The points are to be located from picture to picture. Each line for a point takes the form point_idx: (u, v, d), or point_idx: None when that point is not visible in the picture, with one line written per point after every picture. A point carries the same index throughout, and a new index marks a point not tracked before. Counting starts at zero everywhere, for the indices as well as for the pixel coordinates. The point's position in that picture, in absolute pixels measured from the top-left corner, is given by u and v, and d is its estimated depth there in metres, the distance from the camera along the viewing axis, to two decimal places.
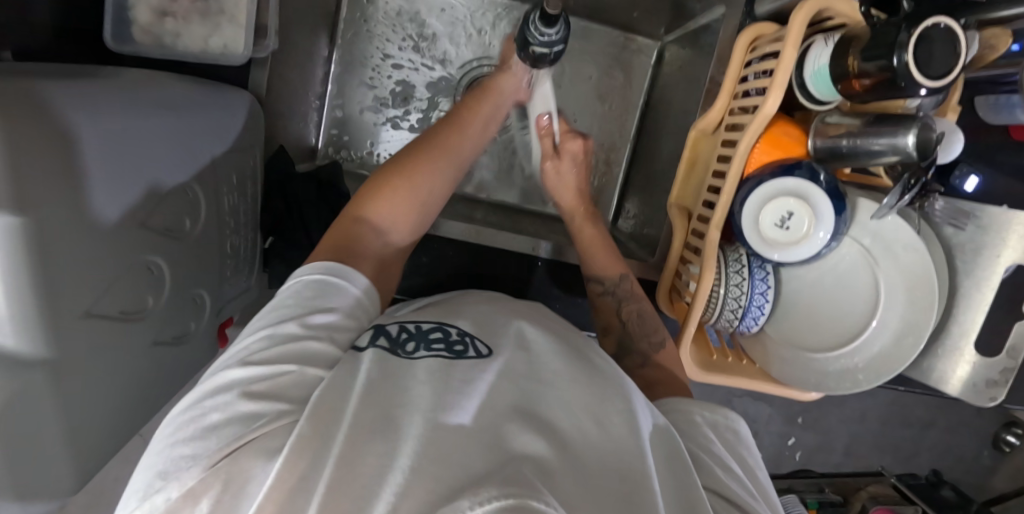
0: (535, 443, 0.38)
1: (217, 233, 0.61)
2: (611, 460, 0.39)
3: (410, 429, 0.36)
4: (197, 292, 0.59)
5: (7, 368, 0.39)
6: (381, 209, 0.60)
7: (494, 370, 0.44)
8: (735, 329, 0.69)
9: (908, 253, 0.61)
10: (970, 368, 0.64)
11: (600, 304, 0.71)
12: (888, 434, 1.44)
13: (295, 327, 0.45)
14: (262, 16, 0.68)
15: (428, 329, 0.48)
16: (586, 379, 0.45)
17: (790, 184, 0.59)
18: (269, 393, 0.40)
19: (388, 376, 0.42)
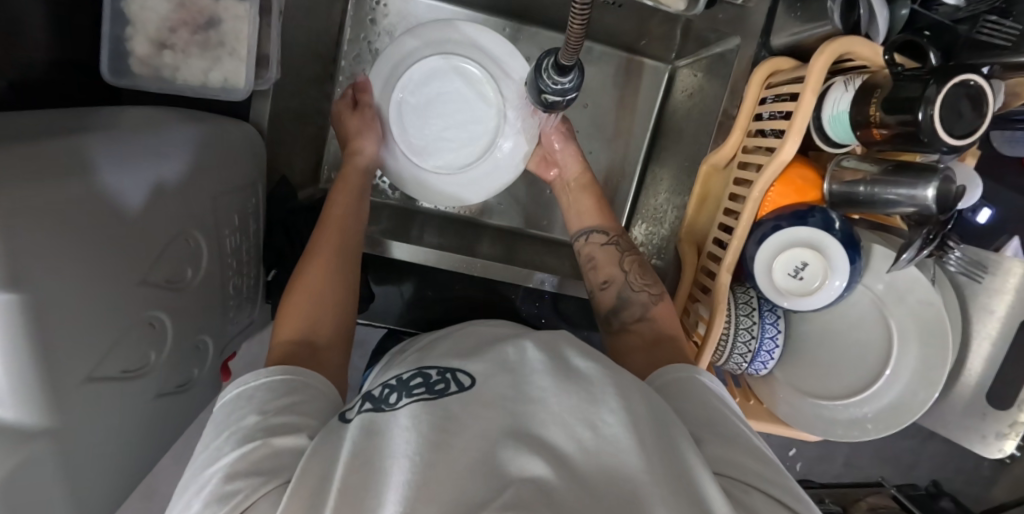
0: (530, 468, 0.36)
1: (219, 276, 0.60)
2: (610, 466, 0.37)
3: (402, 477, 0.36)
4: (199, 337, 0.58)
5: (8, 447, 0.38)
6: (300, 321, 0.53)
7: (478, 399, 0.42)
8: (745, 371, 0.68)
9: (924, 308, 0.60)
10: (981, 421, 0.64)
11: (597, 255, 0.69)
12: (889, 445, 1.46)
13: (255, 417, 0.43)
14: (262, 45, 0.65)
15: (409, 378, 0.47)
16: (568, 379, 0.42)
17: (804, 234, 0.58)
18: (245, 471, 0.39)
19: (377, 430, 0.41)
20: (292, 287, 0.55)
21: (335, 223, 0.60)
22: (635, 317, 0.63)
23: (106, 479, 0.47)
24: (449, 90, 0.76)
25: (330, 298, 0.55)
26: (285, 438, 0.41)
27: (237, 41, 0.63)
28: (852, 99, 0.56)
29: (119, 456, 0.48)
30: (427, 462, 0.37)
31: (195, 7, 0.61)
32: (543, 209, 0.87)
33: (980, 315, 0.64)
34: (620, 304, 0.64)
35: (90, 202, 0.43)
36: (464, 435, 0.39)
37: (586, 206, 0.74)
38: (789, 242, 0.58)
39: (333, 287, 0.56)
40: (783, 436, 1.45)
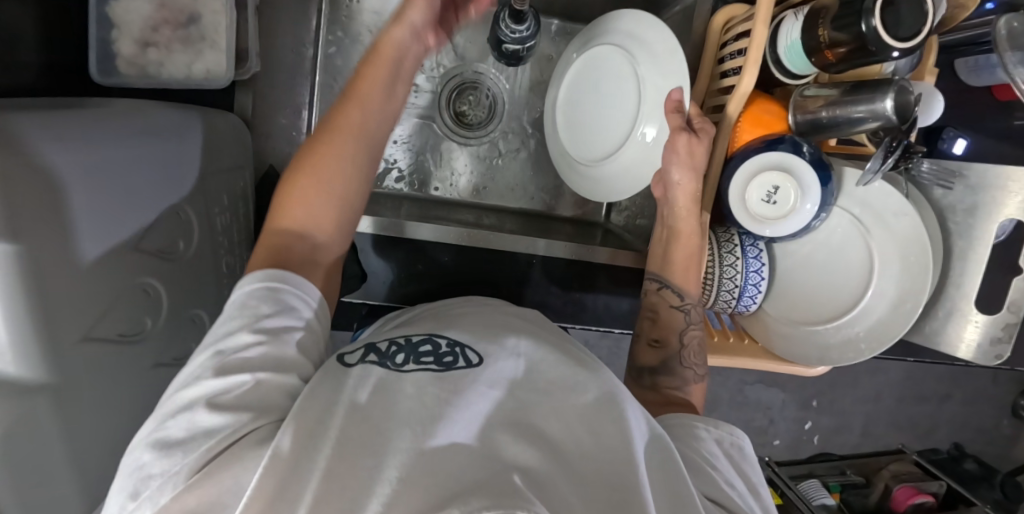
0: (529, 454, 0.35)
1: (210, 254, 0.62)
2: (606, 466, 0.37)
3: (398, 446, 0.34)
4: (195, 311, 0.60)
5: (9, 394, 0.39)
6: (306, 205, 0.50)
7: (486, 377, 0.41)
8: (734, 310, 0.68)
9: (901, 220, 0.61)
10: (980, 328, 0.63)
11: (659, 312, 0.64)
12: (903, 410, 1.53)
13: (248, 337, 0.42)
14: (242, 40, 0.69)
15: (418, 342, 0.45)
16: (578, 388, 0.42)
17: (774, 158, 0.59)
18: (237, 405, 0.38)
19: (378, 383, 0.39)
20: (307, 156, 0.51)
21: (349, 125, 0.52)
22: (672, 384, 0.60)
23: (109, 442, 0.48)
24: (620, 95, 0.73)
25: (334, 183, 0.50)
26: (276, 375, 0.41)
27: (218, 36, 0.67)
28: (802, 26, 0.58)
29: (123, 420, 0.50)
30: (432, 429, 0.35)
31: (175, 5, 0.65)
32: (527, 185, 0.89)
33: (962, 227, 0.64)
34: (663, 369, 0.61)
35: (82, 164, 0.45)
36: (469, 406, 0.38)
37: (677, 256, 0.64)
38: (758, 167, 0.60)
39: (342, 174, 0.51)
40: (798, 411, 1.51)
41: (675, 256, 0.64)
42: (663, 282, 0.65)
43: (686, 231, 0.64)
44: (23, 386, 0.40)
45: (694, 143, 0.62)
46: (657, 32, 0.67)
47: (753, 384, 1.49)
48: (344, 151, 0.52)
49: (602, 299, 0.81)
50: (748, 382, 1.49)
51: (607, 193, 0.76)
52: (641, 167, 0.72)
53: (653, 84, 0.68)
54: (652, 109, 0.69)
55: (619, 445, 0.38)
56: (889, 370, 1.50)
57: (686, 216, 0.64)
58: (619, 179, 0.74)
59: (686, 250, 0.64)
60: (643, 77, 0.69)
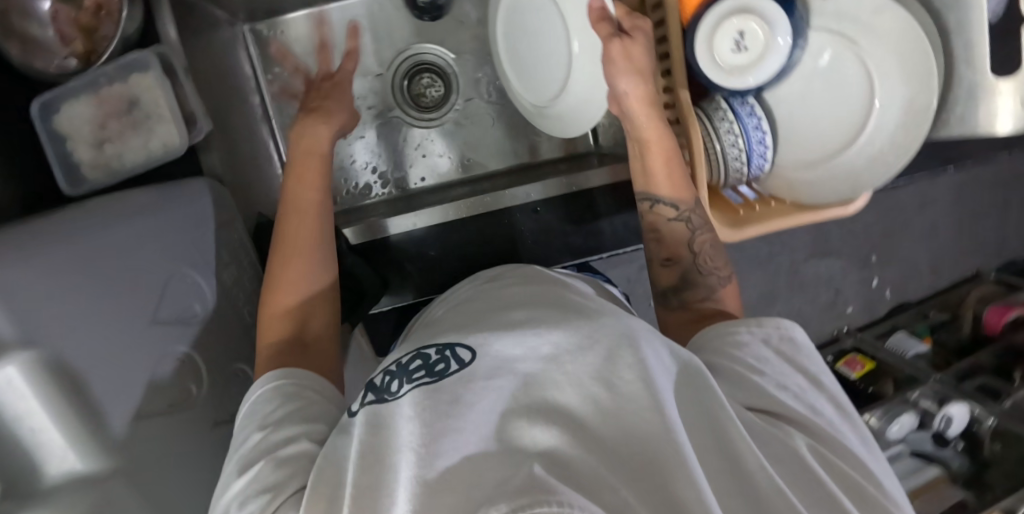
0: (548, 438, 0.33)
1: (230, 308, 0.62)
2: (638, 425, 0.34)
3: (405, 474, 0.33)
4: (236, 366, 0.60)
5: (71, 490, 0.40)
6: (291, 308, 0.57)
7: (484, 372, 0.38)
8: (749, 178, 0.64)
9: (881, 18, 0.58)
10: (1013, 98, 0.59)
11: (662, 232, 0.61)
12: (965, 237, 1.61)
13: (257, 433, 0.45)
14: (186, 105, 0.70)
15: (408, 361, 0.42)
16: (586, 342, 0.38)
17: (729, 5, 0.57)
18: (257, 494, 0.39)
19: (382, 423, 0.37)
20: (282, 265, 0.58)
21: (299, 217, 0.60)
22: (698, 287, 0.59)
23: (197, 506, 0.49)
24: (547, 27, 0.72)
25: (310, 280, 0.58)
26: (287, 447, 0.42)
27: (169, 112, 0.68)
28: None
29: (203, 483, 0.50)
30: (440, 449, 0.33)
31: (112, 95, 0.66)
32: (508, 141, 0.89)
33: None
34: (686, 284, 0.60)
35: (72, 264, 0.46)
36: (476, 408, 0.35)
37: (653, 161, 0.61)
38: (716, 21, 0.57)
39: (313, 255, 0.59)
40: (862, 272, 1.60)
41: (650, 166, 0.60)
42: (654, 198, 0.60)
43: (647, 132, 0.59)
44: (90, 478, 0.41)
45: (628, 43, 0.59)
46: None
47: (808, 261, 1.58)
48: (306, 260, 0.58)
49: (619, 222, 0.80)
50: (801, 261, 1.58)
51: (577, 126, 0.75)
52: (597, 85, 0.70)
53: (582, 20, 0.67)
54: (580, 22, 0.67)
55: (638, 383, 0.35)
56: (935, 205, 1.58)
57: (641, 116, 0.59)
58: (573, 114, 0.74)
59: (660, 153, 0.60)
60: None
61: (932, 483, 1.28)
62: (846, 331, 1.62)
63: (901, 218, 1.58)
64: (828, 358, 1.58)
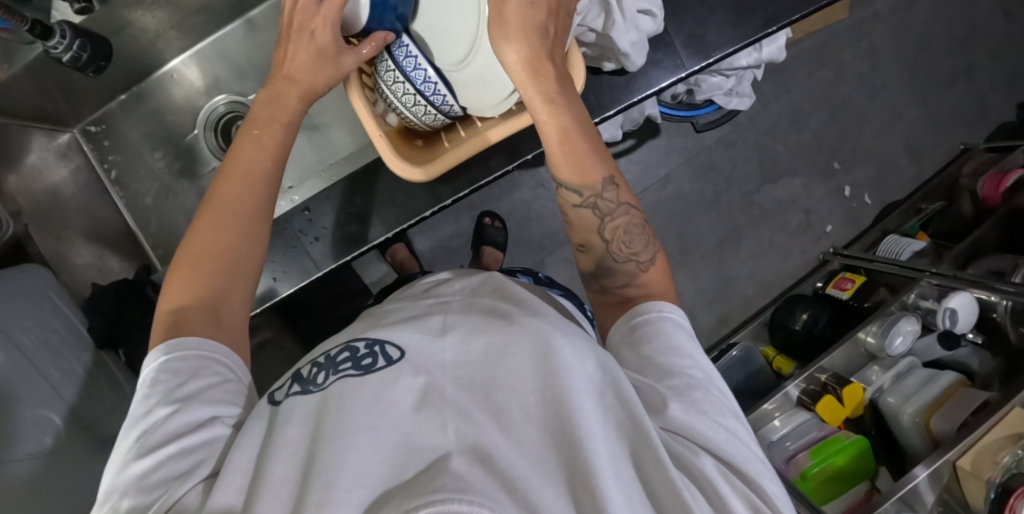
0: (472, 440, 0.38)
1: (31, 367, 0.69)
2: (545, 426, 0.40)
3: (288, 463, 0.39)
4: (41, 413, 0.67)
5: None
6: (187, 283, 0.54)
7: (408, 368, 0.42)
8: (446, 112, 0.61)
9: None
10: None
11: (573, 218, 0.58)
12: (936, 112, 1.44)
13: (165, 408, 0.46)
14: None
15: (337, 354, 0.46)
16: (507, 342, 0.44)
17: None
18: (157, 445, 0.44)
19: (326, 406, 0.41)
20: (154, 324, 0.53)
21: (211, 209, 0.57)
22: (625, 250, 0.56)
23: None
24: None
25: (211, 275, 0.54)
26: (194, 435, 0.44)
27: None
28: None
29: None
30: (352, 443, 0.38)
31: None
32: None
33: None
34: (603, 269, 0.56)
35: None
36: (423, 400, 0.41)
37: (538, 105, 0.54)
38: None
39: (262, 176, 0.60)
40: (828, 184, 1.46)
41: (576, 153, 0.55)
42: (563, 184, 0.57)
43: (560, 134, 0.55)
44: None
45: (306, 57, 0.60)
46: None
47: (760, 189, 1.46)
48: (228, 239, 0.56)
49: None
50: (754, 191, 1.46)
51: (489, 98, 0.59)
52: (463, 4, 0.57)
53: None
54: None
55: (590, 377, 0.43)
56: (888, 89, 1.43)
57: (531, 90, 0.53)
58: (478, 87, 0.58)
59: (579, 142, 0.55)
60: None
61: (946, 393, 1.09)
62: (833, 253, 1.44)
63: (854, 112, 1.44)
64: (816, 284, 1.40)
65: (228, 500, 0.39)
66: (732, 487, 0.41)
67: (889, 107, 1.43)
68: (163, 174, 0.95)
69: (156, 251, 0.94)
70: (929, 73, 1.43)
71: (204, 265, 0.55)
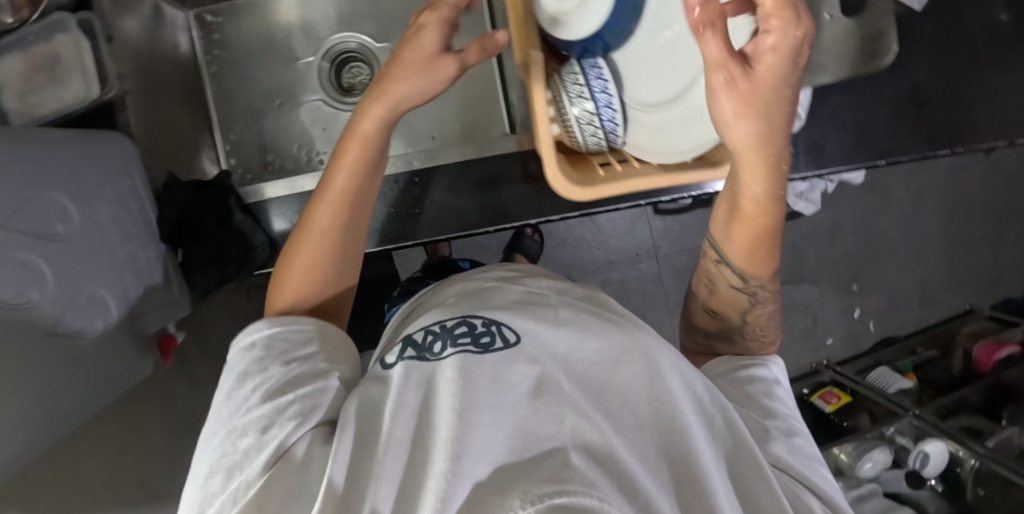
0: (592, 429, 0.35)
1: (101, 240, 0.64)
2: (667, 447, 0.37)
3: (404, 435, 0.38)
4: (97, 291, 0.63)
5: None
6: (302, 276, 0.57)
7: (524, 353, 0.40)
8: (609, 139, 0.63)
9: None
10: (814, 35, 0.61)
11: (712, 277, 0.60)
12: (955, 269, 1.54)
13: (281, 364, 0.49)
14: (104, 63, 0.74)
15: (453, 325, 0.44)
16: (625, 352, 0.41)
17: None
18: (274, 397, 0.46)
19: (441, 380, 0.40)
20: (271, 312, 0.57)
21: (326, 202, 0.56)
22: (759, 326, 0.59)
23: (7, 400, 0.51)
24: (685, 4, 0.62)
25: (321, 269, 0.57)
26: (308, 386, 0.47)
27: (89, 72, 0.72)
28: None
29: (26, 382, 0.53)
30: (474, 419, 0.36)
31: (40, 53, 0.73)
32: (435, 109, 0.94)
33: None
34: (733, 330, 0.60)
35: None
36: (539, 386, 0.38)
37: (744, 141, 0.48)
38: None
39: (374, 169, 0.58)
40: (843, 301, 1.53)
41: (756, 245, 0.56)
42: (720, 256, 0.58)
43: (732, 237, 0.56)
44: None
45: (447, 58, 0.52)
46: None
47: (783, 286, 1.52)
48: (335, 235, 0.57)
49: None
50: (777, 286, 1.52)
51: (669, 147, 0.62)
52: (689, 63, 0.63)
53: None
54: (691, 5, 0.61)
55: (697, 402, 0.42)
56: (922, 234, 1.52)
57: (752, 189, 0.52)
58: (676, 127, 0.62)
59: (749, 227, 0.55)
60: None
61: None
62: (827, 364, 1.52)
63: (886, 243, 1.52)
64: (803, 390, 1.48)
65: (345, 463, 0.39)
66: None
67: (917, 248, 1.52)
68: (264, 88, 0.92)
69: (230, 159, 0.90)
70: (959, 230, 1.53)
71: (317, 257, 0.57)
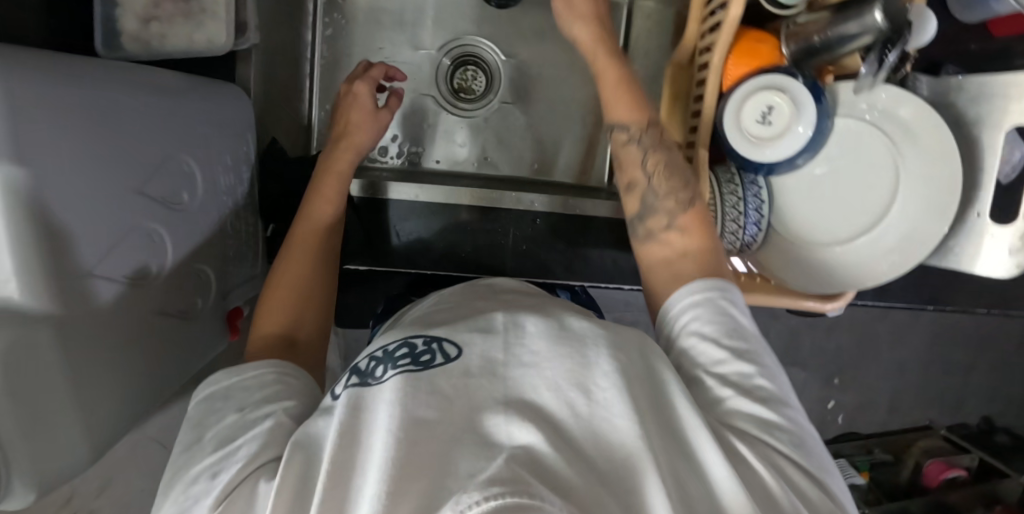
0: (532, 434, 0.35)
1: (216, 211, 0.61)
2: (613, 449, 0.37)
3: (338, 458, 0.36)
4: (201, 267, 0.59)
5: (15, 319, 0.39)
6: (278, 308, 0.57)
7: (465, 366, 0.41)
8: (741, 244, 0.65)
9: (931, 139, 0.61)
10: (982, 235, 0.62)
11: (624, 157, 0.64)
12: (927, 386, 1.64)
13: (235, 414, 0.44)
14: (241, 11, 0.68)
15: (395, 349, 0.44)
16: (562, 350, 0.41)
17: (764, 79, 0.60)
18: (225, 449, 0.41)
19: (379, 399, 0.39)
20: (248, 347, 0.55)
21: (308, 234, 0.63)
22: (662, 225, 0.59)
23: (110, 381, 0.48)
24: (868, 166, 0.63)
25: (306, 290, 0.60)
26: (257, 431, 0.42)
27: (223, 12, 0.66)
28: None
29: (128, 362, 0.50)
30: (408, 433, 0.35)
31: None
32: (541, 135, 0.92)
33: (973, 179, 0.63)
34: (645, 210, 0.60)
35: (77, 97, 0.44)
36: (468, 386, 0.39)
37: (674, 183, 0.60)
38: (740, 103, 0.60)
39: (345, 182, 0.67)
40: (821, 391, 1.62)
41: (615, 96, 0.66)
42: (629, 137, 0.64)
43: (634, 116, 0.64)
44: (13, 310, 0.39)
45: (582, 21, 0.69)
46: (915, 109, 0.61)
47: None
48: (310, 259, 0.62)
49: (609, 256, 0.80)
50: None
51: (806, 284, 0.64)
52: (853, 221, 0.64)
53: (915, 145, 0.62)
54: (876, 171, 0.63)
55: (645, 390, 0.42)
56: (909, 347, 1.61)
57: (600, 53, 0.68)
58: (847, 272, 0.63)
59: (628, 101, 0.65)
60: (900, 167, 0.62)
61: None
62: None
63: (875, 347, 1.61)
64: None
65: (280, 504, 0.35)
66: (790, 471, 0.43)
67: (901, 359, 1.61)
68: None
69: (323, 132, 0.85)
70: (942, 352, 1.63)
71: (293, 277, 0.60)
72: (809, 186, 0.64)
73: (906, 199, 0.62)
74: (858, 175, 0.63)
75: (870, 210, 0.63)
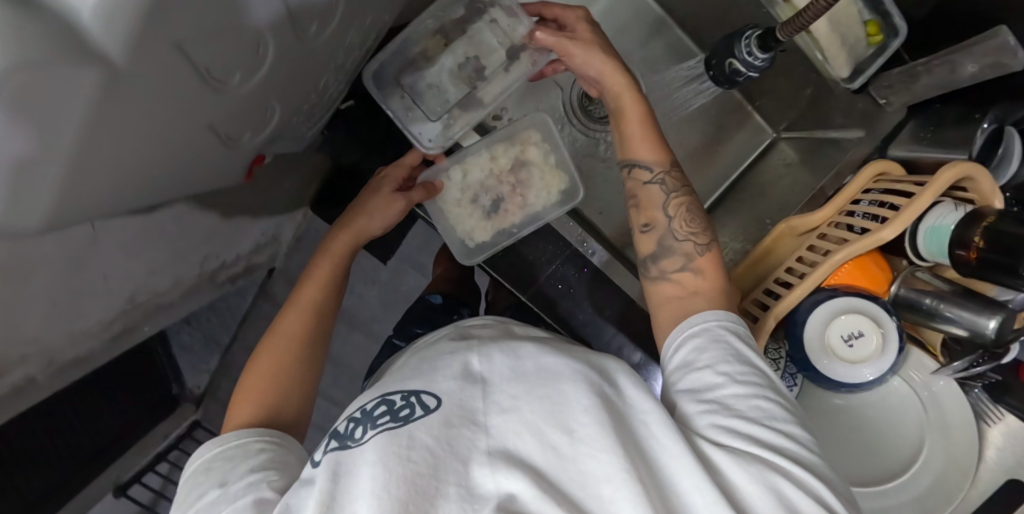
0: (517, 481, 0.36)
1: (323, 55, 0.55)
2: (602, 483, 0.36)
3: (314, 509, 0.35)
4: (271, 101, 0.53)
5: (72, 50, 0.27)
6: (266, 386, 0.56)
7: (448, 415, 0.38)
8: None
9: (961, 441, 0.60)
10: None
11: (640, 195, 0.64)
12: None
13: (216, 490, 0.44)
14: None
15: (374, 407, 0.42)
16: (537, 388, 0.40)
17: (867, 308, 0.59)
18: None
19: (365, 464, 0.37)
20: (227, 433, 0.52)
21: (307, 301, 0.62)
22: (676, 265, 0.60)
23: (126, 165, 0.40)
24: (891, 427, 0.62)
25: (275, 392, 0.56)
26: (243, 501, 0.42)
27: None
28: (960, 218, 0.58)
29: (151, 153, 0.42)
30: (388, 475, 0.35)
31: None
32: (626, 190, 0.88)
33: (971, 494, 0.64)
34: (662, 251, 0.61)
35: None
36: (450, 434, 0.37)
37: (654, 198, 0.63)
38: (834, 312, 0.60)
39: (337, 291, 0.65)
40: None
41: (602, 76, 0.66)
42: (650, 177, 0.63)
43: (629, 106, 0.64)
44: (90, 51, 0.28)
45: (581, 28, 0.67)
46: (957, 406, 0.61)
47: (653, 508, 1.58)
48: (299, 329, 0.60)
49: (620, 341, 0.76)
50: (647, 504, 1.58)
51: None
52: (858, 466, 0.61)
53: (944, 435, 0.61)
54: (898, 433, 0.62)
55: (621, 417, 0.40)
56: None
57: (626, 91, 0.64)
58: None
59: (637, 122, 0.64)
60: (922, 445, 0.61)
61: None
62: None
63: None
64: None
65: None
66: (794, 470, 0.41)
67: None
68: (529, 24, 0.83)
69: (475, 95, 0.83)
70: None
71: (282, 350, 0.58)
72: (831, 407, 0.64)
73: (912, 476, 0.60)
74: (880, 429, 0.62)
75: (879, 468, 0.61)
